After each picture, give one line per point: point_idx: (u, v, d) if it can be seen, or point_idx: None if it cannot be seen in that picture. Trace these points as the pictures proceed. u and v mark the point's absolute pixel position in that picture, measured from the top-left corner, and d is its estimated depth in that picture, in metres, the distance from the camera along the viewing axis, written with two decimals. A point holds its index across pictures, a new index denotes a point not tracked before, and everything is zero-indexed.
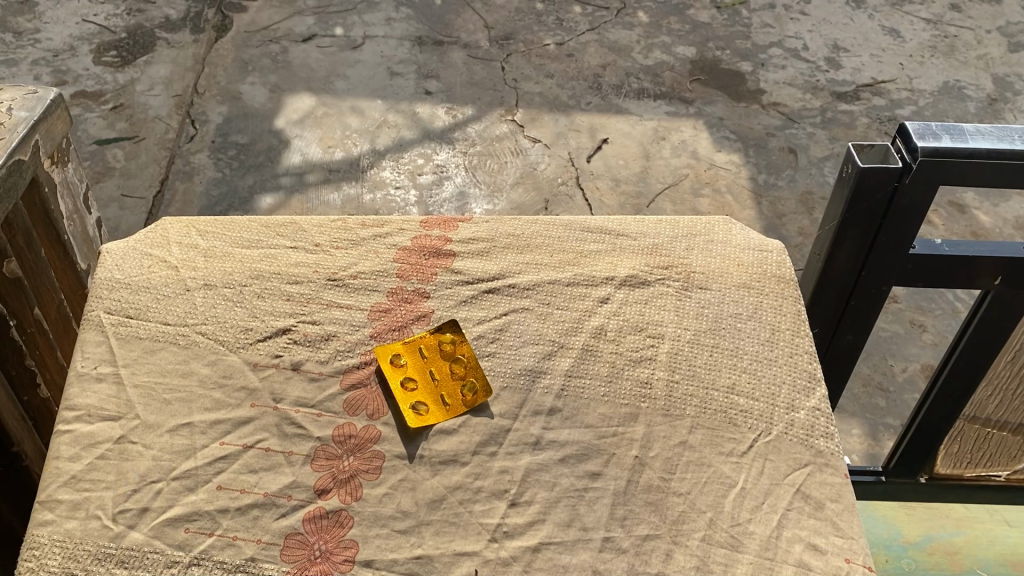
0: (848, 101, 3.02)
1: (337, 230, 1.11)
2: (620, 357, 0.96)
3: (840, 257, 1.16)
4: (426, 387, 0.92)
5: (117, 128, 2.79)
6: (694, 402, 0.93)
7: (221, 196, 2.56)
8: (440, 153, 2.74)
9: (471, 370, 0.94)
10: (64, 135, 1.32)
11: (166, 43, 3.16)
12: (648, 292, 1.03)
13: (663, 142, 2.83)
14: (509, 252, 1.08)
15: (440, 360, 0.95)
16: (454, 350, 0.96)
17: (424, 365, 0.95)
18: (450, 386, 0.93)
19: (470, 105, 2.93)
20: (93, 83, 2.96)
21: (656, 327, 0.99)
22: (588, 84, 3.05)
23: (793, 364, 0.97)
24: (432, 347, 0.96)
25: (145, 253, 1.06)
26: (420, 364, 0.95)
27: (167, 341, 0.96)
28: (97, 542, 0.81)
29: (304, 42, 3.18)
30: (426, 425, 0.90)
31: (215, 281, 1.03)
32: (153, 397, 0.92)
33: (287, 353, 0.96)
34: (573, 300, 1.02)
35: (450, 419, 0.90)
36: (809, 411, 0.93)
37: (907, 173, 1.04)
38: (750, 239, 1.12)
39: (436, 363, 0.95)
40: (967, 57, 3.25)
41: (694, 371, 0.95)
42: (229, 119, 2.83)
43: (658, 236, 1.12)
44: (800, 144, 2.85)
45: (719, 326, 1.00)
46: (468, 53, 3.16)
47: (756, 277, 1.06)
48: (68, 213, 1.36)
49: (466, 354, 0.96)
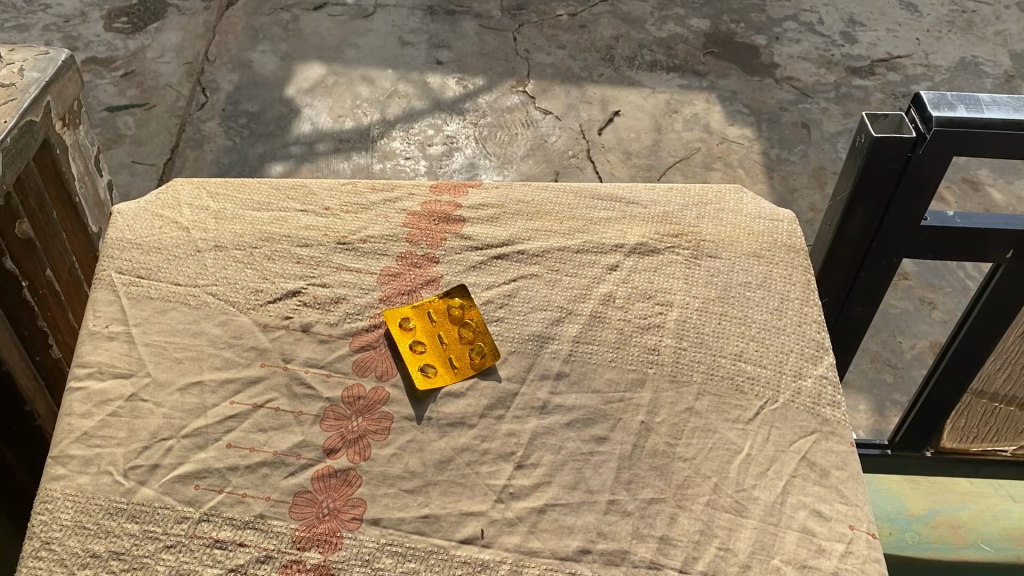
0: (862, 76, 3.00)
1: (347, 193, 1.09)
2: (629, 324, 0.96)
3: (852, 228, 1.16)
4: (432, 352, 0.93)
5: (128, 95, 2.79)
6: (701, 369, 0.93)
7: (232, 163, 2.56)
8: (450, 124, 2.73)
9: (479, 335, 0.94)
10: (75, 97, 1.32)
11: (177, 11, 3.14)
12: (658, 260, 1.02)
13: (676, 115, 2.81)
14: (520, 219, 1.07)
15: (448, 324, 0.95)
16: (463, 314, 0.96)
17: (432, 330, 0.94)
18: (458, 350, 0.93)
19: (481, 75, 2.91)
20: (104, 50, 2.95)
21: (666, 295, 0.99)
22: (601, 55, 3.02)
23: (801, 333, 0.97)
24: (441, 310, 0.96)
25: (155, 214, 1.04)
26: (427, 329, 0.95)
27: (178, 301, 0.96)
28: (108, 497, 0.82)
29: (316, 12, 3.17)
30: (433, 389, 0.90)
31: (225, 243, 1.01)
32: (165, 355, 0.92)
33: (297, 315, 0.95)
34: (582, 267, 1.01)
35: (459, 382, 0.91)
36: (816, 380, 0.94)
37: (920, 144, 1.04)
38: (761, 209, 1.09)
39: (444, 328, 0.95)
40: (984, 32, 3.22)
41: (702, 339, 0.95)
42: (240, 87, 2.83)
43: (669, 204, 1.09)
44: (813, 119, 2.83)
45: (728, 295, 0.99)
46: (480, 23, 3.13)
47: (766, 247, 1.04)
48: (80, 175, 1.37)
49: (473, 320, 0.96)
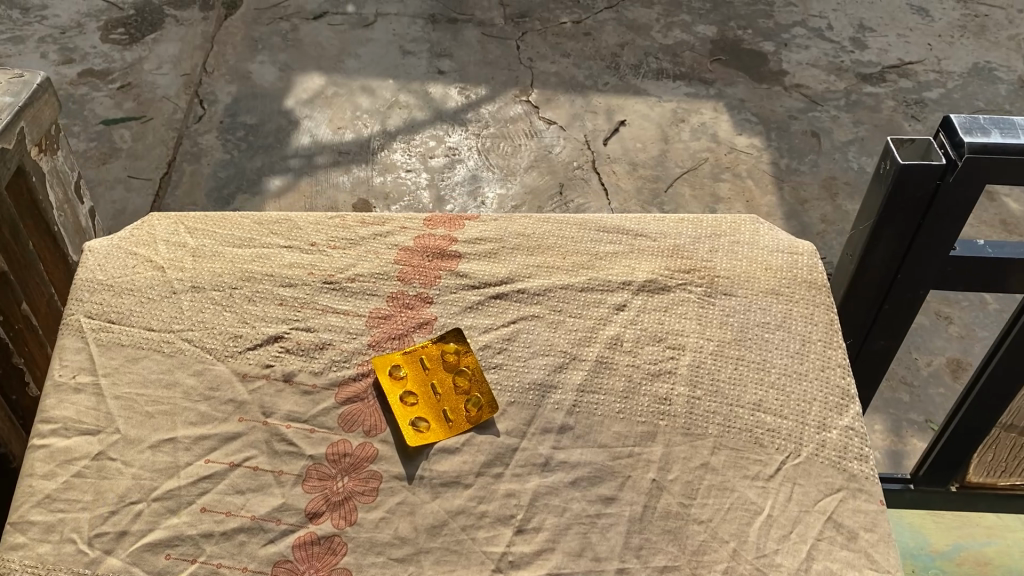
0: (873, 83, 2.92)
1: (335, 227, 1.02)
2: (637, 371, 0.89)
3: (875, 260, 1.08)
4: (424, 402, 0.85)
5: (125, 108, 2.72)
6: (716, 421, 0.86)
7: (229, 178, 2.50)
8: (452, 135, 2.66)
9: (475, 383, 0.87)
10: (52, 122, 1.26)
11: (175, 21, 3.08)
12: (668, 299, 0.95)
13: (683, 124, 2.74)
14: (520, 254, 1.00)
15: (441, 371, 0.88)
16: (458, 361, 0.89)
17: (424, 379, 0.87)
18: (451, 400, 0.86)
19: (484, 85, 2.84)
20: (101, 61, 2.89)
21: (677, 338, 0.91)
22: (605, 63, 2.95)
23: (825, 379, 0.90)
24: (435, 356, 0.89)
25: (129, 251, 0.97)
26: (418, 378, 0.87)
27: (151, 348, 0.89)
28: (71, 569, 0.75)
29: (315, 21, 3.10)
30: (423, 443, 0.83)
31: (203, 283, 0.94)
32: (135, 409, 0.85)
33: (279, 363, 0.88)
34: (587, 307, 0.94)
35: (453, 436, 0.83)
36: (842, 431, 0.86)
37: (951, 171, 0.97)
38: (779, 240, 1.01)
39: (437, 376, 0.88)
40: (998, 37, 3.14)
41: (717, 386, 0.88)
42: (239, 99, 2.76)
43: (680, 236, 1.02)
44: (823, 127, 2.75)
45: (746, 337, 0.92)
46: (483, 31, 3.06)
47: (786, 283, 0.97)
48: (59, 202, 1.31)
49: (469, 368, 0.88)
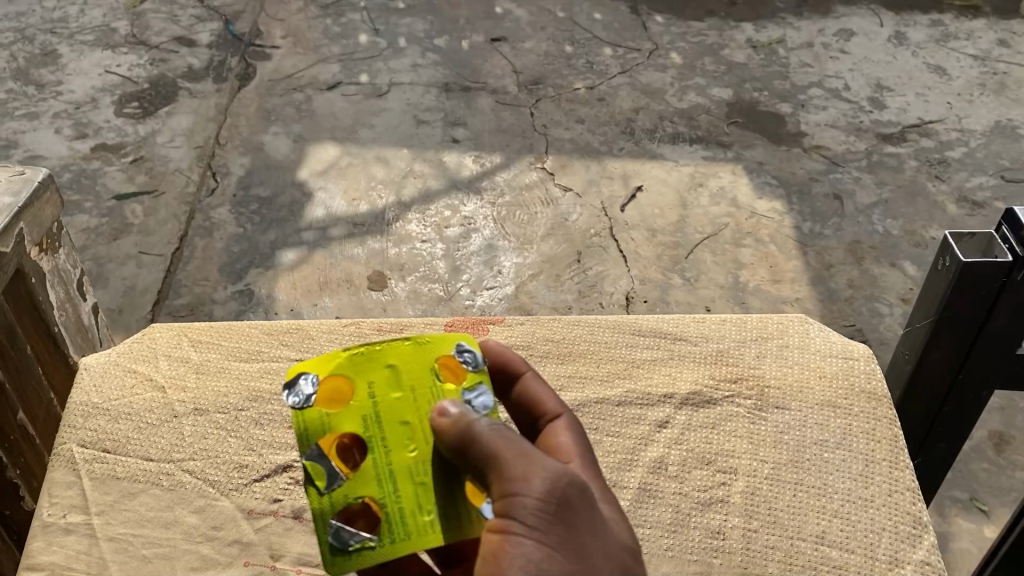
0: (894, 143, 2.47)
1: (349, 337, 0.95)
2: (685, 499, 0.80)
3: (936, 360, 0.98)
4: (401, 459, 0.65)
5: (137, 181, 2.30)
6: (776, 557, 0.76)
7: (242, 253, 2.11)
8: (467, 204, 2.26)
9: (317, 463, 0.65)
10: (54, 219, 1.19)
11: (189, 93, 2.59)
12: (714, 415, 0.86)
13: (701, 189, 2.31)
14: (549, 363, 0.92)
15: (348, 421, 0.67)
16: (333, 408, 0.67)
17: (393, 414, 0.67)
18: (361, 480, 0.65)
19: (498, 152, 2.42)
20: (114, 136, 2.44)
21: (728, 460, 0.83)
22: (620, 129, 2.50)
23: (894, 506, 0.80)
24: (354, 384, 0.68)
25: (128, 370, 0.91)
26: (392, 407, 0.67)
27: (149, 482, 0.82)
28: None
29: (329, 91, 2.62)
30: (402, 543, 0.63)
31: (207, 405, 0.87)
32: (130, 553, 0.77)
33: (288, 497, 0.81)
34: (625, 425, 0.86)
35: (349, 542, 0.64)
36: (917, 567, 0.76)
37: (1018, 268, 0.89)
38: (832, 344, 0.94)
39: (362, 423, 0.67)
40: (1020, 95, 2.68)
41: (775, 516, 0.79)
42: (252, 171, 2.33)
43: (723, 340, 0.94)
44: (845, 190, 2.31)
45: (803, 458, 0.83)
46: (497, 98, 2.60)
47: (843, 394, 0.88)
48: (60, 302, 1.23)
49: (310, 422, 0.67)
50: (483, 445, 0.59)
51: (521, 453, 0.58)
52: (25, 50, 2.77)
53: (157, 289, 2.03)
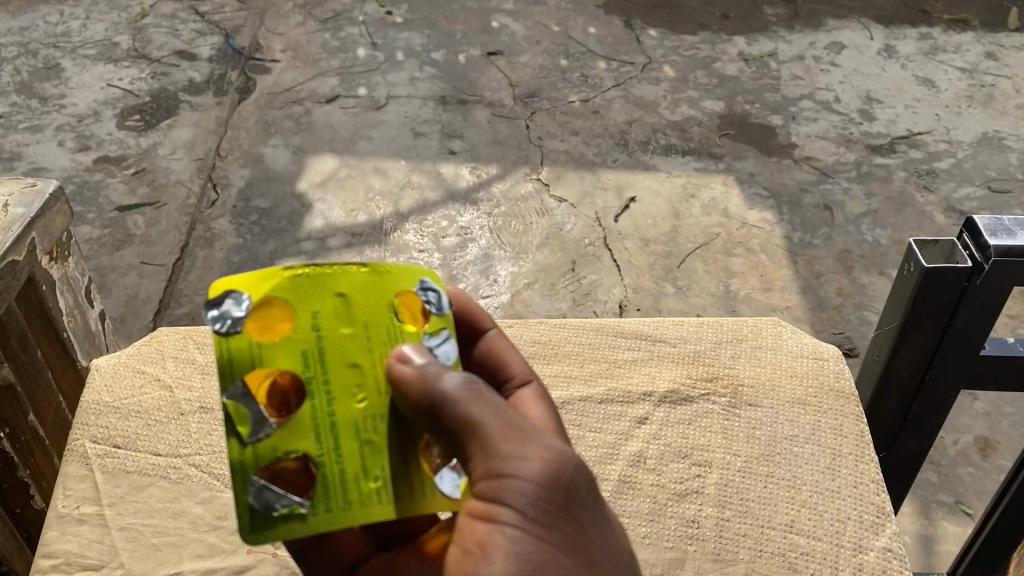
0: (883, 154, 2.53)
1: None
2: (662, 490, 0.85)
3: (904, 360, 1.04)
4: (346, 414, 0.62)
5: (138, 193, 2.35)
6: (747, 545, 0.81)
7: (243, 263, 2.16)
8: (464, 214, 2.32)
9: (245, 398, 0.60)
10: (64, 229, 1.25)
11: (190, 106, 2.65)
12: (690, 412, 0.92)
13: (693, 200, 2.37)
14: (534, 363, 0.97)
15: (284, 357, 0.62)
16: (268, 340, 0.62)
17: (337, 357, 0.63)
18: (296, 430, 0.61)
19: (494, 163, 2.48)
20: (116, 148, 2.49)
21: (703, 454, 0.88)
22: (614, 141, 2.56)
23: (858, 496, 0.85)
24: (296, 314, 0.64)
25: (137, 370, 0.96)
26: (339, 348, 0.63)
27: (157, 475, 0.87)
28: None
29: (328, 104, 2.68)
30: (340, 511, 0.60)
31: (211, 403, 0.93)
32: (140, 542, 0.83)
33: None
34: (606, 421, 0.91)
35: (273, 506, 0.59)
36: (879, 553, 0.81)
37: (977, 273, 0.94)
38: (803, 345, 0.99)
39: (302, 363, 0.62)
40: (1007, 106, 2.74)
41: (746, 506, 0.84)
42: (252, 182, 2.39)
43: (700, 342, 0.99)
44: (836, 200, 2.37)
45: (774, 452, 0.88)
46: (494, 110, 2.66)
47: (812, 392, 0.94)
48: (69, 308, 1.29)
49: (240, 351, 0.61)
50: (460, 409, 0.58)
51: (517, 435, 0.58)
52: (29, 64, 2.82)
53: (159, 298, 2.09)
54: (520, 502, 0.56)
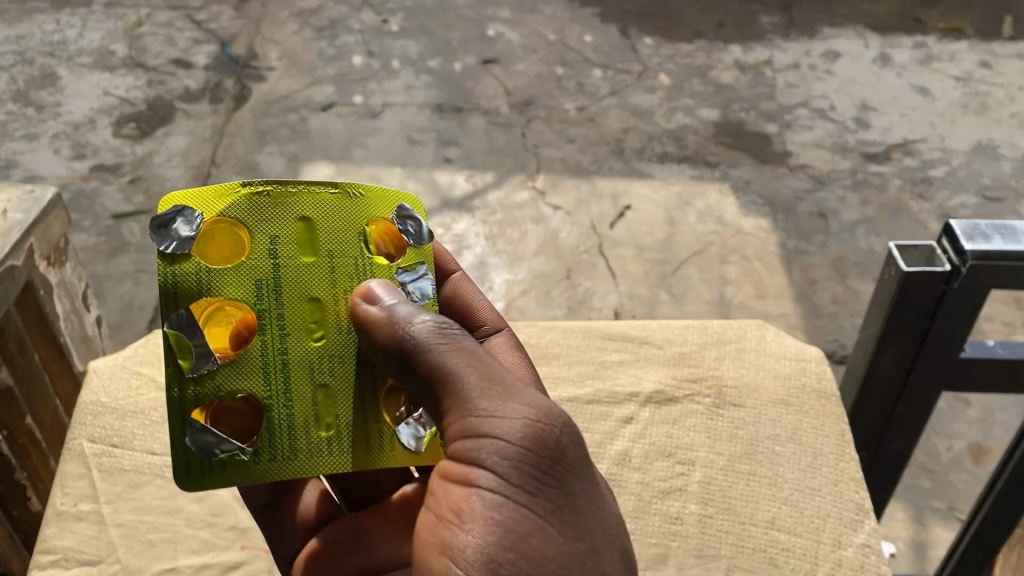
0: (878, 162, 2.55)
1: None
2: (647, 488, 0.87)
3: (886, 362, 1.06)
4: (296, 354, 0.73)
5: (134, 201, 2.38)
6: (729, 541, 0.83)
7: None
8: (459, 222, 2.34)
9: (187, 329, 0.70)
10: (61, 234, 1.27)
11: (186, 114, 2.67)
12: (675, 411, 0.94)
13: (688, 207, 2.39)
14: None
15: (236, 287, 0.71)
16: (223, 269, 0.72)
17: (289, 290, 0.73)
18: (246, 363, 0.72)
19: (490, 171, 2.50)
20: (112, 156, 2.52)
21: (687, 452, 0.90)
22: (609, 149, 2.58)
23: (838, 494, 0.87)
24: (254, 238, 0.73)
25: (133, 371, 0.99)
26: (293, 284, 0.73)
27: (154, 474, 0.91)
28: None
29: (324, 112, 2.70)
30: (288, 447, 0.72)
31: None
32: (137, 538, 0.86)
33: None
34: (593, 421, 0.93)
35: (211, 449, 0.69)
36: (858, 549, 0.83)
37: (954, 277, 0.95)
38: (786, 347, 1.01)
39: (255, 303, 0.72)
40: (1000, 115, 2.77)
41: (729, 504, 0.86)
42: None
43: (685, 344, 1.01)
44: (830, 209, 2.40)
45: (756, 450, 0.90)
46: (489, 118, 2.69)
47: (795, 392, 0.96)
48: (66, 312, 1.31)
49: (189, 276, 0.70)
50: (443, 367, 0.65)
51: (498, 401, 0.64)
52: (25, 72, 2.84)
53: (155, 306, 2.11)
54: (497, 463, 0.63)
